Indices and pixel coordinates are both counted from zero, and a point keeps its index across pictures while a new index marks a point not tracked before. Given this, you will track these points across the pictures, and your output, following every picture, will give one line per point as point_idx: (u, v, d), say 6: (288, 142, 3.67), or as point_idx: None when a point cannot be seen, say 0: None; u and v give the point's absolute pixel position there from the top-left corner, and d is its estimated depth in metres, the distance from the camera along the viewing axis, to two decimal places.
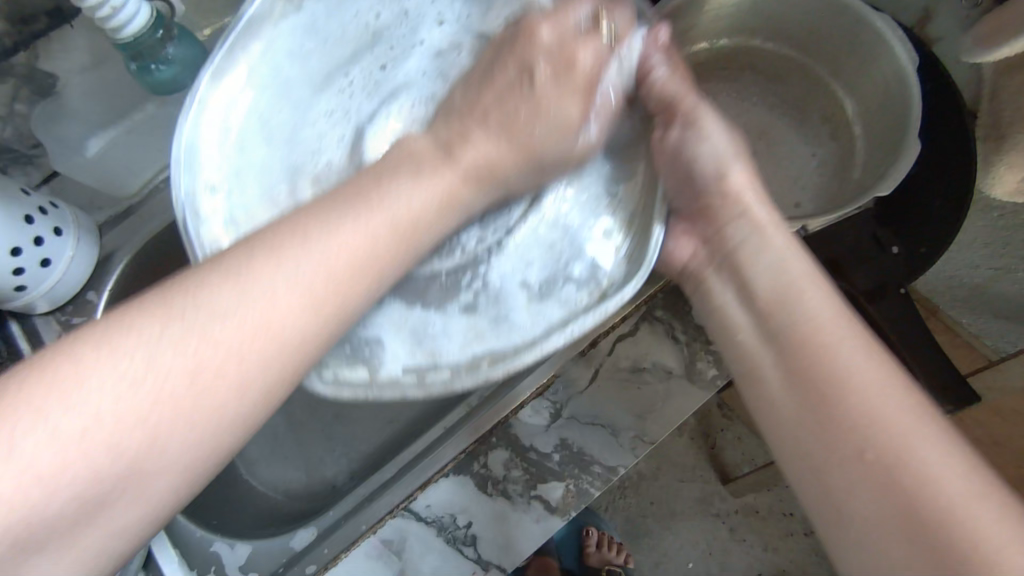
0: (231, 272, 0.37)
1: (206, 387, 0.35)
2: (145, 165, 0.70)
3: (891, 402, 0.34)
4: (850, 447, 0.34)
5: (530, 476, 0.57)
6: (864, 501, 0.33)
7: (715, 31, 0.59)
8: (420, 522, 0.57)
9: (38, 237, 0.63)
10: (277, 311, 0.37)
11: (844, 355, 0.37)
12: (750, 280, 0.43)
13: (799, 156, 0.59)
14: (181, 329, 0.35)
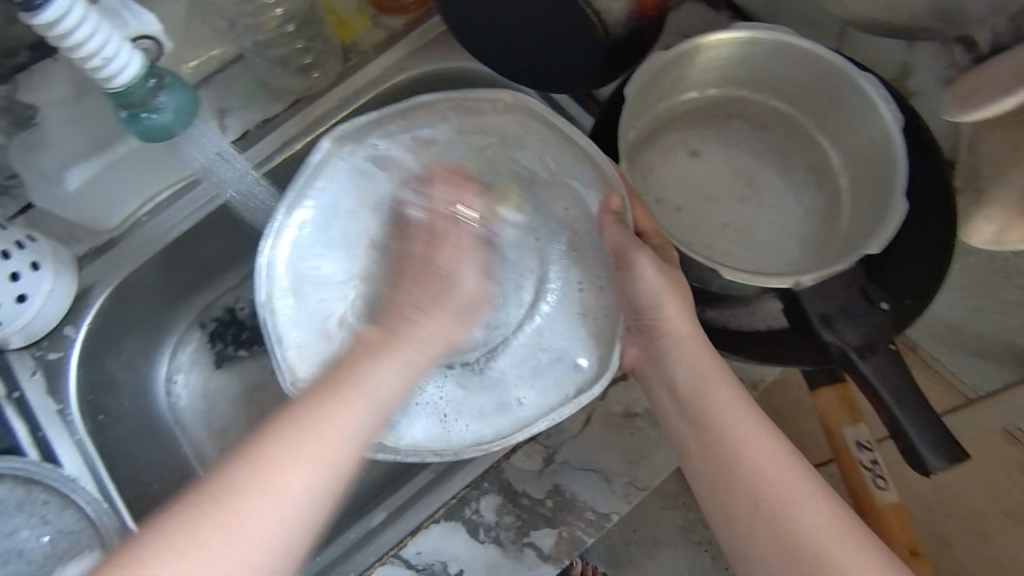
0: (249, 460, 0.41)
1: (250, 559, 0.40)
2: (125, 199, 0.69)
3: (779, 464, 0.44)
4: (753, 509, 0.44)
5: (522, 522, 0.57)
6: (773, 550, 0.42)
7: (705, 81, 0.60)
8: (410, 571, 0.56)
9: (16, 272, 0.61)
10: (307, 474, 0.42)
11: (744, 436, 0.46)
12: (715, 371, 0.49)
13: (783, 205, 0.60)
14: (213, 527, 0.40)
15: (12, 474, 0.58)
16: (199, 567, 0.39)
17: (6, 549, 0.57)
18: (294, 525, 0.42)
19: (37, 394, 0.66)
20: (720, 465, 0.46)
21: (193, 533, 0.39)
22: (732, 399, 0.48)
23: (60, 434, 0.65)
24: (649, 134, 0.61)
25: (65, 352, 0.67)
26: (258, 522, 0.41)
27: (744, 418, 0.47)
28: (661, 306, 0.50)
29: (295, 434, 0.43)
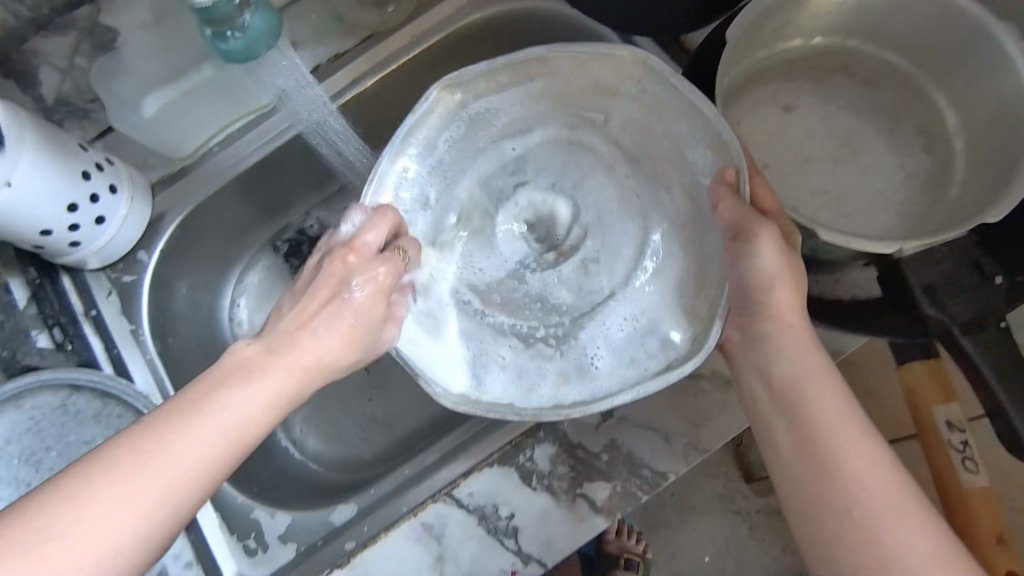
0: (256, 363, 0.41)
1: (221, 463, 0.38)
2: (199, 129, 0.69)
3: (866, 453, 0.41)
4: (833, 495, 0.41)
5: (577, 474, 0.56)
6: (835, 529, 0.41)
7: (811, 28, 0.57)
8: (462, 510, 0.56)
9: (94, 194, 0.62)
10: (188, 468, 0.37)
11: (828, 413, 0.43)
12: (807, 348, 0.46)
13: (884, 168, 0.56)
14: (204, 422, 0.38)
15: (89, 386, 0.60)
16: (183, 453, 0.37)
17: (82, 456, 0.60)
18: (158, 522, 0.37)
19: (112, 313, 0.68)
20: (812, 458, 0.42)
21: (93, 493, 0.35)
22: (831, 399, 0.44)
23: (132, 353, 0.68)
24: (745, 83, 0.57)
25: (139, 275, 0.69)
26: (147, 507, 0.36)
27: (839, 412, 0.43)
28: (771, 292, 0.46)
29: (178, 412, 0.38)
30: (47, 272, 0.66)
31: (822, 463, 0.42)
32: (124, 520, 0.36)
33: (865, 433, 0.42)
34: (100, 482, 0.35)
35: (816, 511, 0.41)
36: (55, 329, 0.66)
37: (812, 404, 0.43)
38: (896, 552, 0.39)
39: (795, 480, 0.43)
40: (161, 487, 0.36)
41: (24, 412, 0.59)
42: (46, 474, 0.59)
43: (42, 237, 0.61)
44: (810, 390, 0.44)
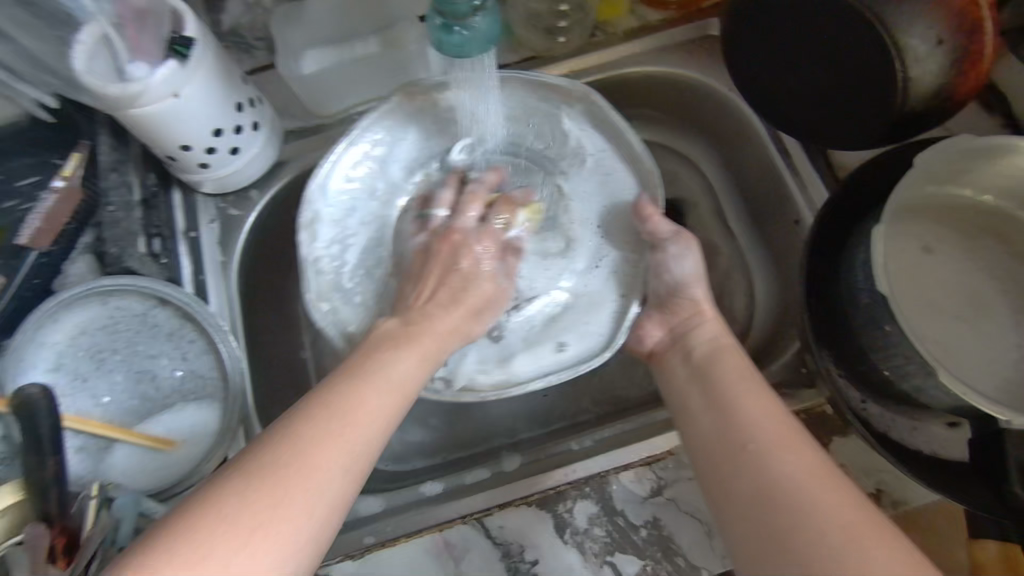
0: (326, 409, 0.44)
1: (319, 487, 0.41)
2: (347, 94, 0.71)
3: (775, 425, 0.45)
4: (796, 521, 0.40)
5: (611, 540, 0.55)
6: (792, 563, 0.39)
7: (987, 185, 0.57)
8: (488, 540, 0.56)
9: (239, 126, 0.64)
10: (316, 488, 0.41)
11: (776, 454, 0.44)
12: (767, 392, 0.49)
13: (1002, 340, 0.55)
14: (303, 476, 0.40)
15: (175, 304, 0.61)
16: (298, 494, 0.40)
17: (144, 368, 0.62)
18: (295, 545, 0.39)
19: (209, 240, 0.70)
20: (756, 484, 0.43)
21: (213, 539, 0.37)
22: (770, 423, 0.46)
23: (215, 281, 0.68)
24: (898, 211, 0.59)
25: (245, 213, 0.71)
26: (280, 543, 0.38)
27: (767, 431, 0.45)
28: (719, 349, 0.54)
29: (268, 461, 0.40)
30: (163, 183, 0.68)
31: (761, 490, 0.42)
32: (208, 569, 0.36)
33: (781, 435, 0.45)
34: (208, 535, 0.37)
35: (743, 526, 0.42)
36: (155, 239, 0.66)
37: (751, 409, 0.47)
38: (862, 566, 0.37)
39: (757, 518, 0.42)
40: (227, 562, 0.36)
41: (107, 310, 0.61)
42: (105, 374, 0.61)
43: (182, 151, 0.63)
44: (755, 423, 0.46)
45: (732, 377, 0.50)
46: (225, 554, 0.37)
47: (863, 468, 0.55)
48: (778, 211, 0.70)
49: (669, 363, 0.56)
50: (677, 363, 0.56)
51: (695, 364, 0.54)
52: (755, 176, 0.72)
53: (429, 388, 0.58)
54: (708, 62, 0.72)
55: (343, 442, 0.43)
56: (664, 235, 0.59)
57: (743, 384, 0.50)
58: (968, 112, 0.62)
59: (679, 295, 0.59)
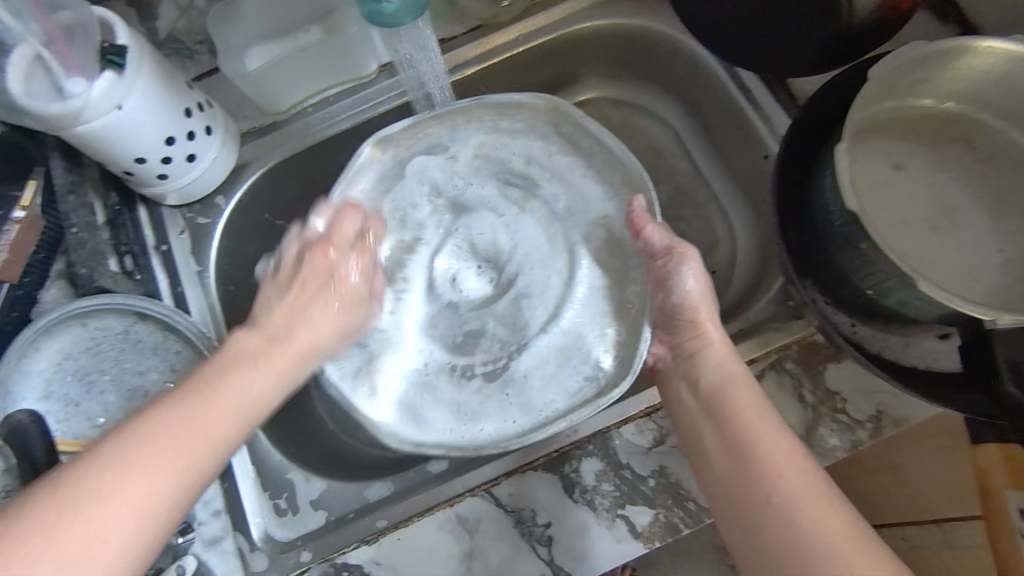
0: (207, 389, 0.45)
1: (199, 447, 0.42)
2: (297, 87, 0.70)
3: (776, 443, 0.47)
4: (812, 560, 0.41)
5: (621, 493, 0.55)
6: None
7: (945, 91, 0.56)
8: (499, 509, 0.56)
9: (191, 132, 0.63)
10: (167, 479, 0.40)
11: (803, 508, 0.43)
12: (768, 415, 0.49)
13: (980, 245, 0.55)
14: (179, 414, 0.42)
15: (153, 317, 0.60)
16: (145, 488, 0.39)
17: (134, 386, 0.60)
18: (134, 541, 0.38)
19: (181, 252, 0.68)
20: (768, 512, 0.44)
21: (64, 523, 0.36)
22: (782, 446, 0.46)
23: (196, 294, 0.67)
24: (858, 132, 0.58)
25: (213, 219, 0.70)
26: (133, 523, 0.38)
27: (780, 455, 0.46)
28: (707, 339, 0.54)
29: (150, 432, 0.41)
30: (126, 201, 0.67)
31: (772, 516, 0.44)
32: (115, 507, 0.38)
33: (791, 457, 0.46)
34: (70, 511, 0.37)
35: (762, 552, 0.43)
36: (126, 257, 0.65)
37: (758, 431, 0.48)
38: None
39: (772, 550, 0.43)
40: (106, 506, 0.38)
41: (88, 332, 0.59)
42: (96, 397, 0.59)
43: (136, 164, 0.61)
44: (765, 449, 0.46)
45: (751, 417, 0.49)
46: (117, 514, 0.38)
47: (860, 391, 0.56)
48: (747, 152, 0.69)
49: (675, 395, 0.55)
50: (683, 391, 0.55)
51: (703, 394, 0.52)
52: (720, 119, 0.71)
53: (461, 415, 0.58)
54: (657, 9, 0.70)
55: (211, 436, 0.43)
56: (658, 248, 0.56)
57: (744, 405, 0.50)
58: (920, 21, 0.61)
59: (680, 316, 0.56)
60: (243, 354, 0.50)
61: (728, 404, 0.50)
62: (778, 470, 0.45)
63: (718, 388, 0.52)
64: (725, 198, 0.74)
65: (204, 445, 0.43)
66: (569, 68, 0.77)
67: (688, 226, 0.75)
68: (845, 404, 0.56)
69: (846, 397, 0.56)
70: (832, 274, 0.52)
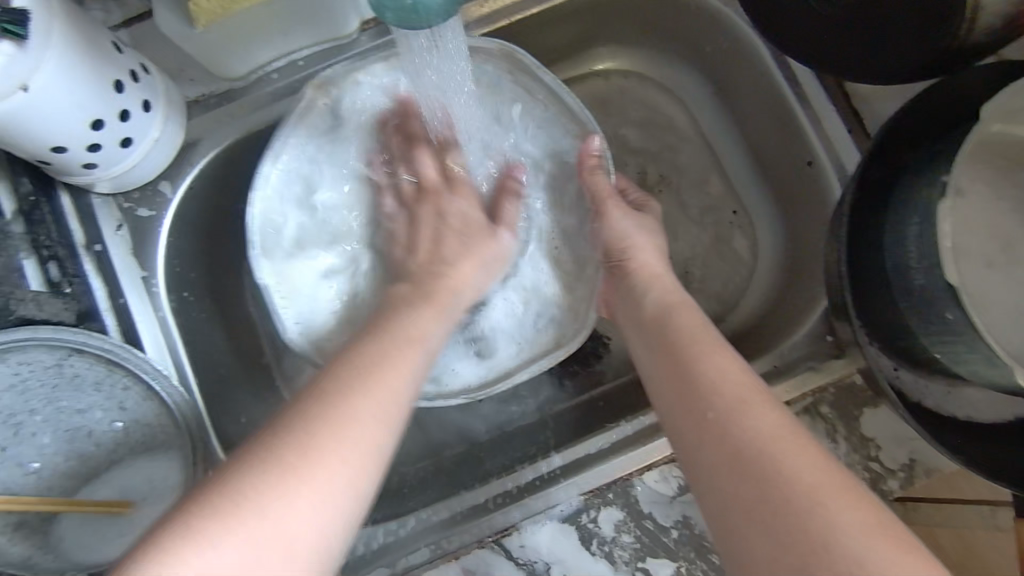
0: (330, 409, 0.40)
1: (346, 460, 0.39)
2: (259, 48, 0.56)
3: (711, 351, 0.46)
4: (748, 456, 0.40)
5: (641, 546, 0.51)
6: (771, 524, 0.37)
7: None
8: (510, 562, 0.51)
9: (125, 111, 0.50)
10: (340, 462, 0.39)
11: (742, 412, 0.41)
12: (704, 324, 0.49)
13: None
14: (312, 477, 0.38)
15: (96, 352, 0.50)
16: (326, 479, 0.38)
17: (74, 425, 0.52)
18: (332, 503, 0.38)
19: (121, 251, 0.56)
20: (702, 421, 0.43)
21: (237, 538, 0.35)
22: (702, 345, 0.47)
23: (142, 304, 0.55)
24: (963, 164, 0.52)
25: (157, 211, 0.57)
26: (330, 501, 0.38)
27: (707, 353, 0.46)
28: (647, 268, 0.55)
29: (314, 436, 0.39)
30: (44, 189, 0.54)
31: (707, 417, 0.42)
32: (270, 517, 0.36)
33: (724, 355, 0.45)
34: (248, 506, 0.36)
35: (703, 457, 0.42)
36: (51, 264, 0.53)
37: (685, 336, 0.48)
38: (804, 477, 0.38)
39: (716, 458, 0.41)
40: (280, 523, 0.36)
41: (10, 367, 0.48)
42: (27, 439, 0.51)
43: (53, 154, 0.48)
44: (696, 357, 0.46)
45: (690, 335, 0.48)
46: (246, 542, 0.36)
47: (895, 438, 0.52)
48: (784, 152, 0.62)
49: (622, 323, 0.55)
50: (631, 324, 0.53)
51: (648, 317, 0.52)
52: (755, 106, 0.63)
53: (439, 378, 0.58)
54: None
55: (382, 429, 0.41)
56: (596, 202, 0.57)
57: (694, 321, 0.49)
58: None
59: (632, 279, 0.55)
60: (351, 363, 0.44)
61: (670, 324, 0.50)
62: (720, 376, 0.44)
63: (661, 317, 0.51)
64: (751, 196, 0.67)
65: (381, 429, 0.41)
66: (587, 33, 0.65)
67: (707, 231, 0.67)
68: (880, 451, 0.52)
69: (880, 443, 0.52)
70: (896, 322, 0.48)
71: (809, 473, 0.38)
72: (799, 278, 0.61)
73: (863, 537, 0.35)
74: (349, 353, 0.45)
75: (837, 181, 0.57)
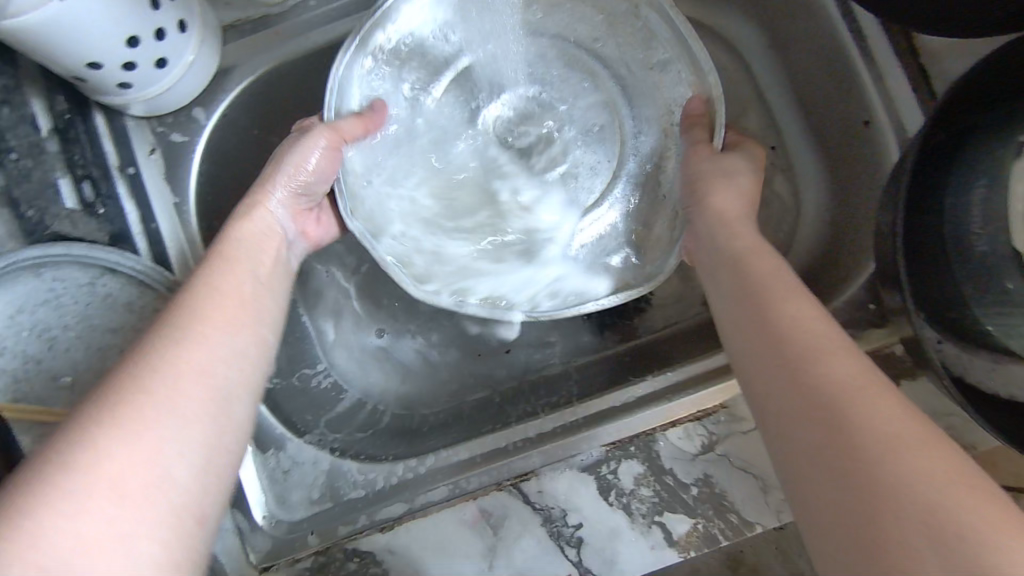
0: (148, 378, 0.35)
1: (192, 393, 0.36)
2: None
3: (794, 299, 0.38)
4: (829, 417, 0.32)
5: (659, 500, 0.51)
6: (852, 501, 0.30)
7: None
8: (527, 506, 0.51)
9: (161, 29, 0.49)
10: (188, 405, 0.35)
11: (819, 362, 0.34)
12: (785, 271, 0.41)
13: None
14: (129, 428, 0.33)
15: (128, 272, 0.51)
16: (169, 424, 0.34)
17: (105, 343, 0.52)
18: (194, 449, 0.35)
19: (153, 176, 0.56)
20: (779, 375, 0.35)
21: (94, 508, 0.30)
22: (788, 295, 0.39)
23: (173, 228, 0.55)
24: None
25: (190, 138, 0.57)
26: (190, 448, 0.35)
27: (786, 300, 0.38)
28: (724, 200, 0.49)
29: (142, 402, 0.34)
30: (78, 108, 0.53)
31: (787, 370, 0.35)
32: (125, 489, 0.32)
33: (800, 304, 0.38)
34: (93, 480, 0.31)
35: (786, 420, 0.34)
36: (84, 183, 0.53)
37: (774, 279, 0.41)
38: (906, 452, 0.30)
39: (799, 422, 0.33)
40: (111, 509, 0.31)
41: (45, 282, 0.50)
42: (60, 354, 0.51)
43: (90, 69, 0.48)
44: (776, 303, 0.38)
45: (769, 279, 0.41)
46: (166, 427, 0.34)
47: (932, 411, 0.50)
48: (839, 110, 0.59)
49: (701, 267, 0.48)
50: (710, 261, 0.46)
51: (725, 258, 0.44)
52: (813, 59, 0.60)
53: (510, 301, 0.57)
54: None
55: (223, 372, 0.38)
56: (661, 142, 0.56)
57: (772, 266, 0.42)
58: None
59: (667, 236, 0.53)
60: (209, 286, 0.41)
61: (750, 264, 0.43)
62: (796, 326, 0.37)
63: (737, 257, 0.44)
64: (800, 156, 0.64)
65: (232, 369, 0.38)
66: None
67: None
68: None
69: None
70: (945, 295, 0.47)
71: (904, 441, 0.30)
72: (846, 245, 0.59)
73: (982, 522, 0.27)
74: (202, 276, 0.41)
75: (894, 144, 0.54)
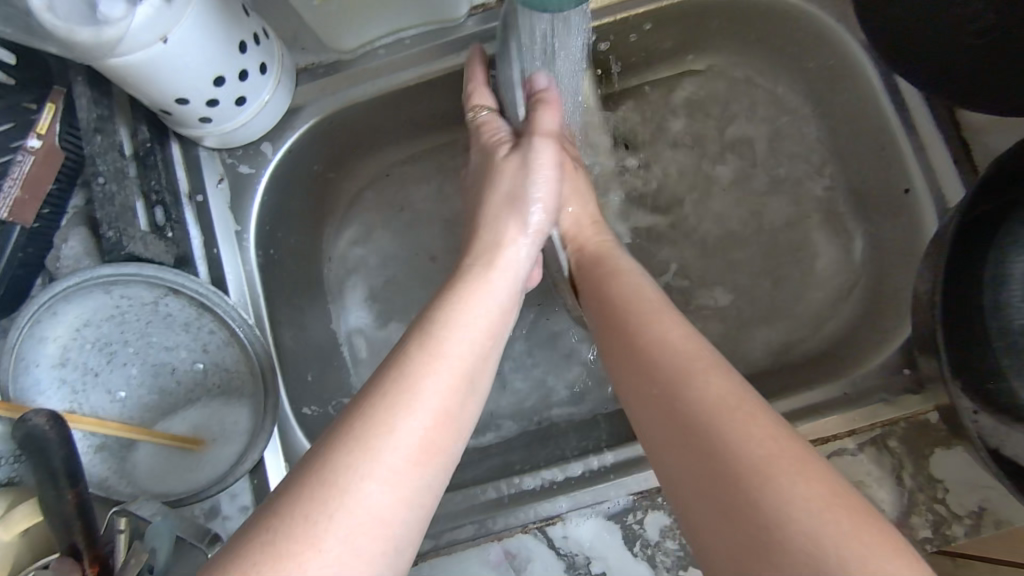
0: (374, 423, 0.34)
1: (420, 449, 0.35)
2: (373, 24, 0.59)
3: (672, 334, 0.40)
4: (714, 447, 0.33)
5: (684, 554, 0.51)
6: (716, 493, 0.32)
7: None
8: (552, 551, 0.52)
9: (244, 71, 0.53)
10: (406, 453, 0.34)
11: (690, 389, 0.36)
12: (666, 305, 0.44)
13: None
14: (367, 472, 0.33)
15: (188, 294, 0.54)
16: (397, 468, 0.33)
17: (160, 360, 0.56)
18: (408, 500, 0.34)
19: (218, 205, 0.60)
20: (663, 406, 0.37)
21: (325, 547, 0.30)
22: (658, 326, 0.41)
23: (231, 256, 0.59)
24: None
25: (256, 171, 0.60)
26: (403, 496, 0.33)
27: (665, 330, 0.41)
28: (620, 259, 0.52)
29: (369, 442, 0.33)
30: (158, 137, 0.57)
31: (669, 400, 0.37)
32: (354, 532, 0.31)
33: (678, 334, 0.40)
34: (327, 517, 0.31)
35: (673, 455, 0.35)
36: (157, 208, 0.56)
37: (654, 314, 0.43)
38: (795, 477, 0.31)
39: (683, 451, 0.35)
40: (346, 532, 0.31)
41: (111, 300, 0.52)
42: (118, 368, 0.54)
43: (177, 104, 0.52)
44: (660, 336, 0.40)
45: (647, 311, 0.43)
46: (384, 470, 0.33)
47: (966, 484, 0.50)
48: (882, 179, 0.60)
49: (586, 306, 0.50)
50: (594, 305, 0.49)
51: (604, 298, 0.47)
52: (857, 127, 0.62)
53: None
54: None
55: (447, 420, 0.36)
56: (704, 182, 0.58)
57: (658, 298, 0.44)
58: None
59: None
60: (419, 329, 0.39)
61: (633, 295, 0.45)
62: (683, 355, 0.39)
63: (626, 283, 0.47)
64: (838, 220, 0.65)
65: (448, 423, 0.36)
66: (691, 38, 0.65)
67: (786, 250, 0.66)
68: (948, 494, 0.50)
69: (949, 487, 0.50)
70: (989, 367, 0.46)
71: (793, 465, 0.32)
72: (885, 305, 0.59)
73: (823, 504, 0.30)
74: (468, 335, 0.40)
75: (935, 213, 0.55)
